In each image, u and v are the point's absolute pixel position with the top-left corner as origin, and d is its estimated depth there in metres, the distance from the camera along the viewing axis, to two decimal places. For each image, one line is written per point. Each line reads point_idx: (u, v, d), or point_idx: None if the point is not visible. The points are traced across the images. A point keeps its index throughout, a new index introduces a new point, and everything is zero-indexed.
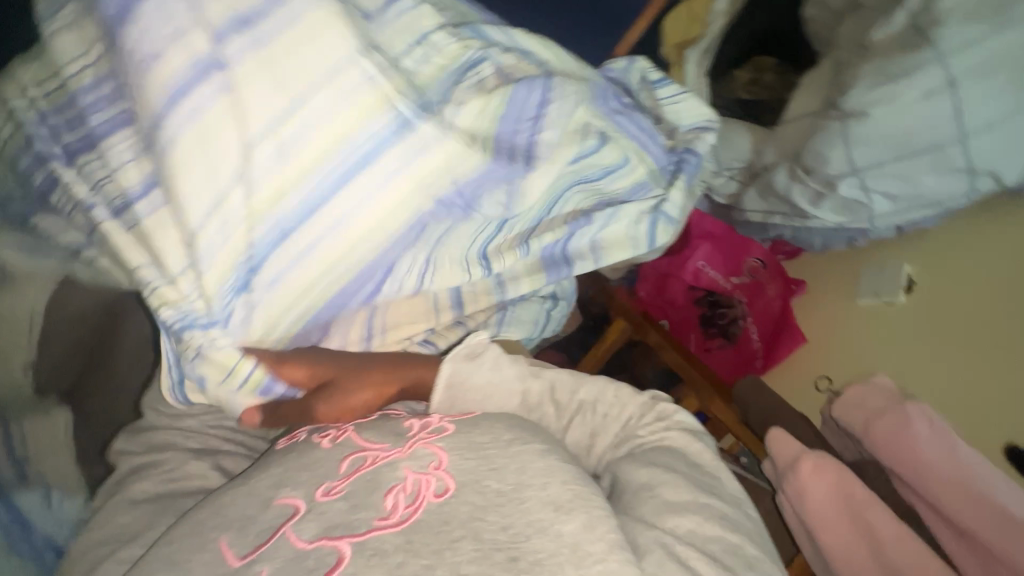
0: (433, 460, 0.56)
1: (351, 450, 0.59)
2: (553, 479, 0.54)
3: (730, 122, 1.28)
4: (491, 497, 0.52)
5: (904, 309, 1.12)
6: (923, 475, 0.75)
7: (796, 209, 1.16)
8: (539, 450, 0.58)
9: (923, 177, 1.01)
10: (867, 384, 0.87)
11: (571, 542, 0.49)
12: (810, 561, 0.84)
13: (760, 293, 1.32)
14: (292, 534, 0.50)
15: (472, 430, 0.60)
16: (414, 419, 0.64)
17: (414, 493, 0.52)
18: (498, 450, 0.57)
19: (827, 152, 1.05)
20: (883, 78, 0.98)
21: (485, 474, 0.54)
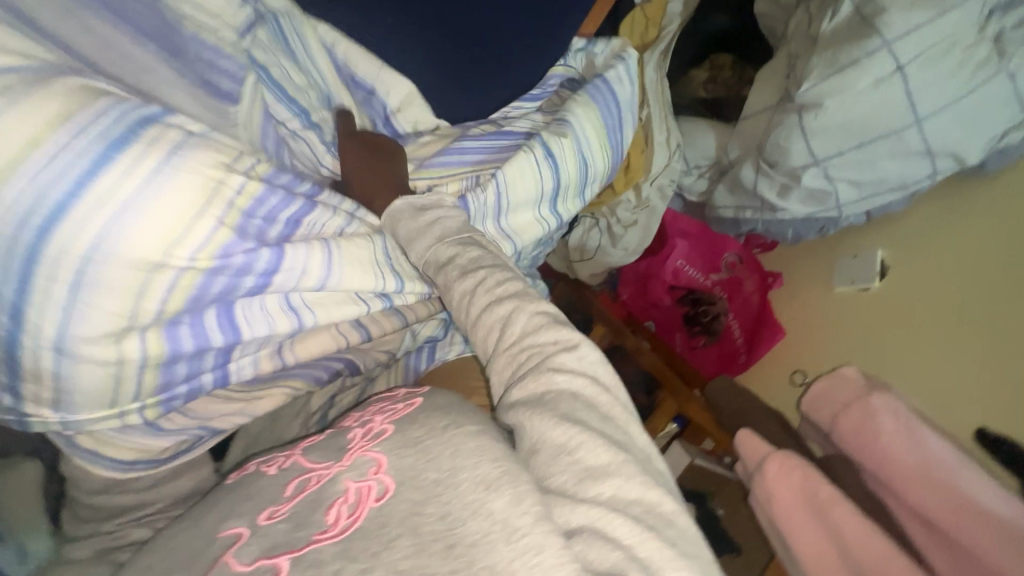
0: (372, 465, 0.49)
1: (294, 474, 0.52)
2: (484, 457, 0.47)
3: (693, 121, 1.30)
4: (428, 488, 0.46)
5: (876, 298, 1.12)
6: (888, 469, 0.76)
7: (765, 203, 1.16)
8: (474, 430, 0.50)
9: (884, 162, 1.01)
10: (836, 378, 0.88)
11: (503, 518, 0.43)
12: (784, 564, 0.82)
13: (738, 289, 1.32)
14: (230, 560, 0.44)
15: (411, 424, 0.53)
16: (359, 426, 0.57)
17: (356, 502, 0.47)
18: (435, 438, 0.50)
19: (788, 143, 1.05)
20: (834, 68, 0.98)
21: (421, 467, 0.48)
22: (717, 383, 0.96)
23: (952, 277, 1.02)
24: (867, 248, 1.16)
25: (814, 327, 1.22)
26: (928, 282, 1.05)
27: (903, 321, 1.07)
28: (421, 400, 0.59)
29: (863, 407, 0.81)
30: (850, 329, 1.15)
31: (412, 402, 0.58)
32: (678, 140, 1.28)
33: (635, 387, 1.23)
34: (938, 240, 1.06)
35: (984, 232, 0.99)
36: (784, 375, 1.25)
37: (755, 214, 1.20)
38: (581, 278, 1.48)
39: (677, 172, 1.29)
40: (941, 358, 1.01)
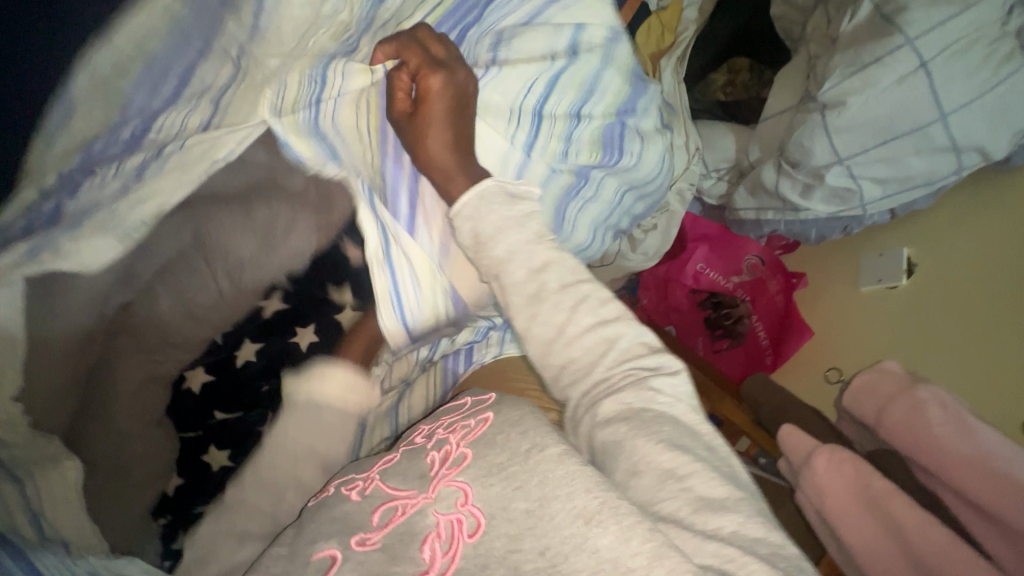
0: (459, 496, 0.54)
1: (380, 501, 0.58)
2: (576, 487, 0.51)
3: (711, 125, 1.30)
4: (521, 519, 0.50)
5: (907, 294, 1.11)
6: (942, 457, 0.73)
7: (787, 204, 1.16)
8: (559, 455, 0.54)
9: (908, 159, 1.01)
10: (878, 371, 0.86)
11: (610, 557, 0.46)
12: (838, 559, 0.82)
13: (762, 291, 1.31)
14: None
15: (491, 450, 0.58)
16: (435, 449, 0.62)
17: (448, 538, 0.52)
18: (519, 465, 0.54)
19: (810, 144, 1.05)
20: (856, 66, 0.99)
21: (511, 498, 0.52)
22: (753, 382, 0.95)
23: (985, 270, 1.01)
24: (893, 246, 1.16)
25: (843, 325, 1.20)
26: (960, 277, 1.04)
27: (936, 317, 1.06)
28: (491, 416, 0.63)
29: (910, 399, 0.79)
30: (882, 326, 1.13)
31: (484, 420, 0.63)
32: (698, 143, 1.28)
33: None
34: (967, 235, 1.05)
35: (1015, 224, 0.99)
36: (816, 375, 1.23)
37: (777, 214, 1.20)
38: (601, 284, 1.48)
39: (697, 175, 1.30)
40: (981, 351, 0.99)
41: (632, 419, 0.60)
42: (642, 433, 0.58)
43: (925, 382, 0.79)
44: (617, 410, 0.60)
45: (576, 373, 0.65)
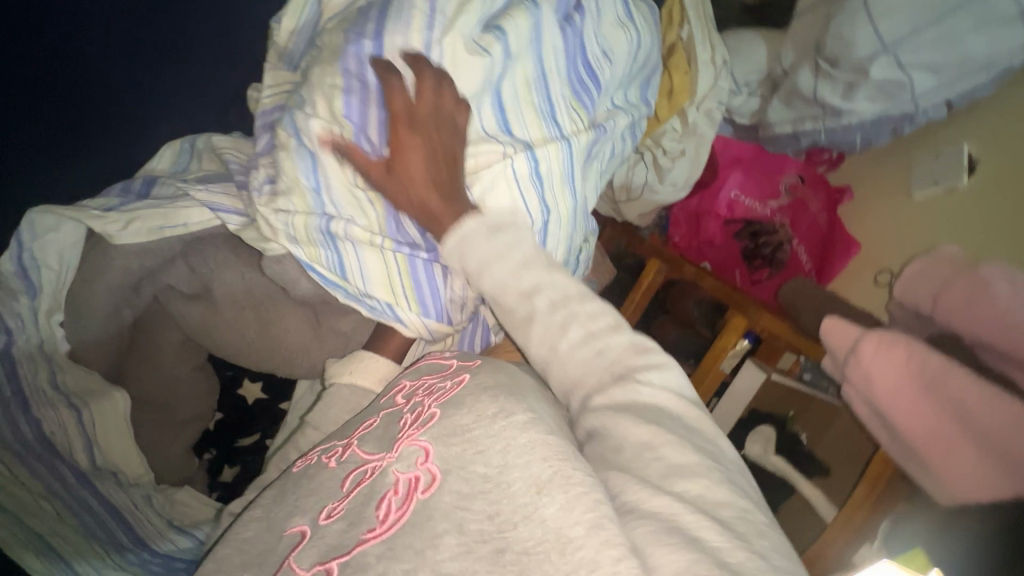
0: (418, 455, 0.49)
1: (352, 468, 0.53)
2: (533, 457, 0.45)
3: (739, 34, 1.21)
4: (476, 483, 0.45)
5: (966, 186, 1.00)
6: (1011, 333, 0.66)
7: (827, 109, 1.07)
8: (524, 423, 0.48)
9: (966, 37, 0.90)
10: (928, 258, 0.79)
11: (554, 528, 0.40)
12: (889, 448, 0.78)
13: (803, 211, 1.23)
14: (295, 564, 0.46)
15: (458, 411, 0.52)
16: (410, 412, 0.57)
17: (403, 495, 0.47)
18: (480, 428, 0.49)
19: (850, 33, 0.97)
20: None
21: (470, 458, 0.47)
22: (793, 292, 0.90)
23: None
24: (950, 137, 1.05)
25: (896, 228, 1.12)
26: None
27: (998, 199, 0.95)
28: (468, 378, 0.57)
29: (969, 276, 0.72)
30: (943, 222, 1.03)
31: (459, 380, 0.57)
32: (724, 57, 1.20)
33: (698, 320, 1.17)
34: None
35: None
36: (867, 285, 1.15)
37: (816, 124, 1.11)
38: (630, 222, 1.42)
39: (725, 92, 1.21)
40: None
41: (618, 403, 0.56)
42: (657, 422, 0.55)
43: (988, 260, 0.72)
44: (601, 399, 0.57)
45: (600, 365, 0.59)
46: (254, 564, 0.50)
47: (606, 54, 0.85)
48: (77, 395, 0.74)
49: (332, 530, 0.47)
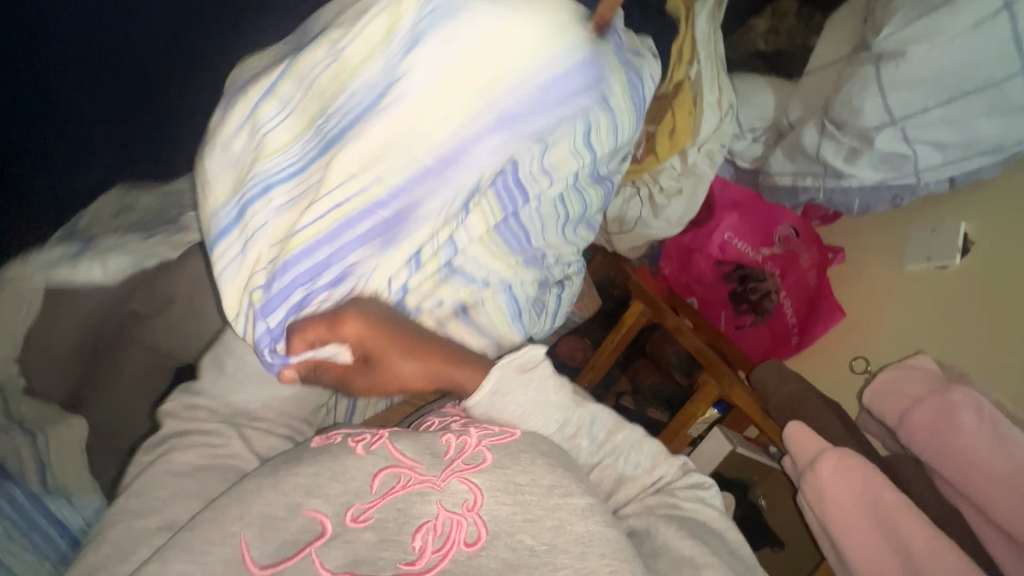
0: (467, 500, 0.57)
1: (382, 466, 0.59)
2: (589, 550, 0.56)
3: (749, 78, 1.17)
4: (523, 555, 0.54)
5: (953, 281, 1.00)
6: (970, 473, 0.66)
7: (828, 170, 1.03)
8: (584, 512, 0.59)
9: (977, 121, 0.88)
10: (910, 367, 0.78)
11: None
12: (832, 561, 0.79)
13: (793, 265, 1.19)
14: (317, 557, 0.52)
15: (512, 466, 0.61)
16: (452, 433, 0.64)
17: (444, 535, 0.55)
18: (537, 498, 0.58)
19: (861, 102, 0.92)
20: (922, 11, 0.85)
21: (518, 526, 0.56)
22: (772, 370, 0.87)
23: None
24: (948, 219, 1.02)
25: (876, 308, 1.10)
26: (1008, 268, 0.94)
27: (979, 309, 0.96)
28: (517, 433, 0.66)
29: (940, 401, 0.71)
30: (923, 313, 1.03)
31: (510, 432, 0.66)
32: (731, 100, 1.16)
33: (674, 367, 1.18)
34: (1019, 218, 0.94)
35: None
36: (840, 363, 1.14)
37: (816, 182, 1.07)
38: (619, 252, 1.39)
39: (729, 136, 1.18)
40: None
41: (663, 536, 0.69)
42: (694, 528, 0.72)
43: (963, 385, 0.71)
44: (636, 504, 0.74)
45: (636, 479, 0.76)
46: (254, 526, 0.54)
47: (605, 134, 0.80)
48: (32, 421, 0.75)
49: (362, 538, 0.54)
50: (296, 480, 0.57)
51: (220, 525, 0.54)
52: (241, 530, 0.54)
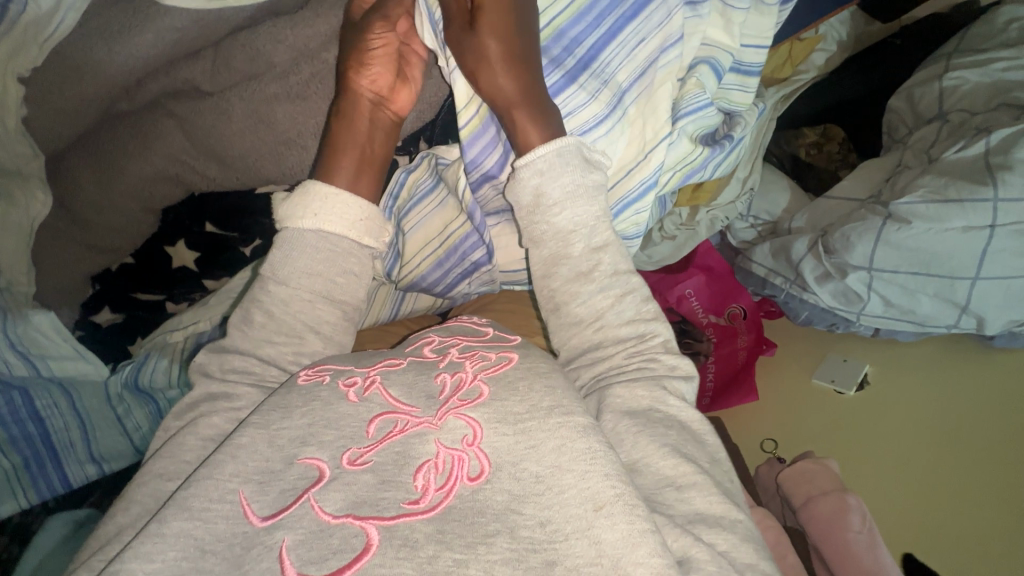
0: (466, 434, 0.43)
1: (380, 411, 0.45)
2: (595, 469, 0.40)
3: (774, 176, 1.28)
4: (528, 483, 0.40)
5: (853, 403, 1.12)
6: (847, 565, 0.70)
7: (798, 279, 1.16)
8: (589, 454, 0.41)
9: (921, 297, 1.06)
10: (814, 461, 0.81)
11: (612, 554, 0.37)
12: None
13: (730, 339, 1.21)
14: (316, 504, 0.39)
15: (509, 395, 0.46)
16: (448, 371, 0.48)
17: (445, 472, 0.41)
18: (538, 422, 0.43)
19: (856, 241, 1.06)
20: (940, 195, 0.99)
21: (522, 454, 0.42)
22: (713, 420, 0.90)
23: (978, 421, 1.04)
24: (858, 357, 1.18)
25: (789, 403, 1.17)
26: (953, 419, 1.05)
27: (905, 445, 1.05)
28: (515, 359, 0.50)
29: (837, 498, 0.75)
30: (830, 425, 1.11)
31: (507, 357, 0.50)
32: (753, 184, 1.20)
33: None
34: (959, 380, 1.10)
35: (997, 387, 1.07)
36: (753, 438, 1.15)
37: (784, 284, 1.19)
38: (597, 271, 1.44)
39: (736, 212, 1.22)
40: (915, 486, 1.01)
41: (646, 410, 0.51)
42: (645, 430, 0.49)
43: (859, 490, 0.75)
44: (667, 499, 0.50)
45: (595, 319, 0.56)
46: (251, 480, 0.41)
47: (730, 115, 0.80)
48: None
49: (362, 480, 0.41)
50: (290, 431, 0.44)
51: (212, 477, 0.41)
52: (239, 487, 0.41)
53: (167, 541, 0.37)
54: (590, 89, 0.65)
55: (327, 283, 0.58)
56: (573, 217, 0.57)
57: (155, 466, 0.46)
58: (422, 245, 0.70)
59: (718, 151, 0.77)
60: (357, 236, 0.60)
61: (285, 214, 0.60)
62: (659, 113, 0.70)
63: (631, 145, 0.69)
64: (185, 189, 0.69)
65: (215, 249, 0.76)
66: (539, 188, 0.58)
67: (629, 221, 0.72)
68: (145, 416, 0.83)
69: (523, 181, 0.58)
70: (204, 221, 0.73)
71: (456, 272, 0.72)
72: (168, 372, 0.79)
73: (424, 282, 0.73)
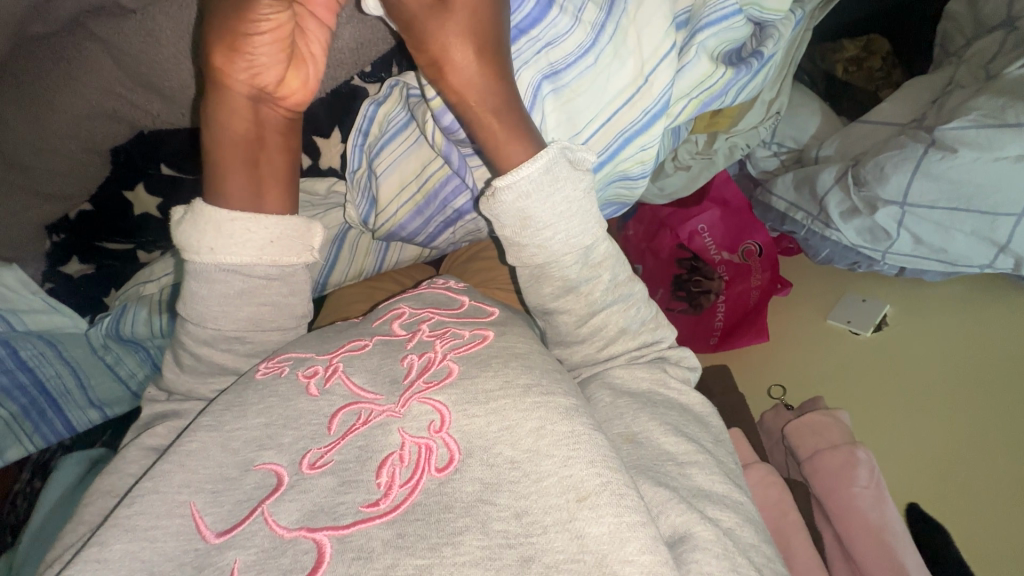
0: (433, 421, 0.42)
1: (343, 404, 0.45)
2: (577, 455, 0.40)
3: (803, 97, 1.14)
4: (502, 472, 0.39)
5: (868, 345, 1.07)
6: (846, 519, 0.68)
7: (822, 214, 1.06)
8: (571, 441, 0.40)
9: (957, 234, 0.97)
10: (825, 413, 0.77)
11: (595, 550, 0.36)
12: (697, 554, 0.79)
13: (743, 278, 1.14)
14: (269, 515, 0.39)
15: (481, 373, 0.45)
16: (415, 353, 0.48)
17: (411, 465, 0.40)
18: (511, 401, 0.42)
19: (890, 173, 0.96)
20: (996, 120, 0.87)
21: (496, 438, 0.41)
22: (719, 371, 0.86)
23: (1011, 370, 0.98)
24: (877, 297, 1.11)
25: (801, 345, 1.11)
26: (979, 366, 0.99)
27: (919, 389, 1.00)
28: (491, 335, 0.49)
29: (846, 452, 0.72)
30: (841, 368, 1.06)
31: (483, 335, 0.49)
32: (779, 108, 1.07)
33: None
34: (992, 327, 1.03)
35: None
36: (760, 383, 1.11)
37: (805, 220, 1.10)
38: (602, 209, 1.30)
39: (759, 138, 1.09)
40: (928, 430, 0.96)
41: (636, 393, 0.50)
42: (645, 408, 0.48)
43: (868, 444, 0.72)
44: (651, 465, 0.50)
45: (601, 339, 0.53)
46: (202, 491, 0.42)
47: (761, 29, 0.69)
48: None
49: (319, 484, 0.40)
50: (245, 433, 0.44)
51: (159, 492, 0.41)
52: (191, 499, 0.41)
53: (108, 565, 0.38)
54: (572, 10, 0.56)
55: (261, 311, 0.55)
56: (565, 240, 0.49)
57: (103, 484, 0.48)
58: (393, 189, 0.63)
59: (743, 73, 0.67)
60: (272, 258, 0.54)
61: (184, 239, 0.53)
62: (660, 21, 0.58)
63: (633, 68, 0.59)
64: (131, 127, 0.62)
65: (178, 194, 0.70)
66: (524, 207, 0.48)
67: (630, 159, 0.64)
68: (138, 362, 0.81)
69: (505, 203, 0.48)
70: (158, 162, 0.67)
71: (438, 221, 0.65)
72: (149, 323, 0.76)
73: (402, 232, 0.67)
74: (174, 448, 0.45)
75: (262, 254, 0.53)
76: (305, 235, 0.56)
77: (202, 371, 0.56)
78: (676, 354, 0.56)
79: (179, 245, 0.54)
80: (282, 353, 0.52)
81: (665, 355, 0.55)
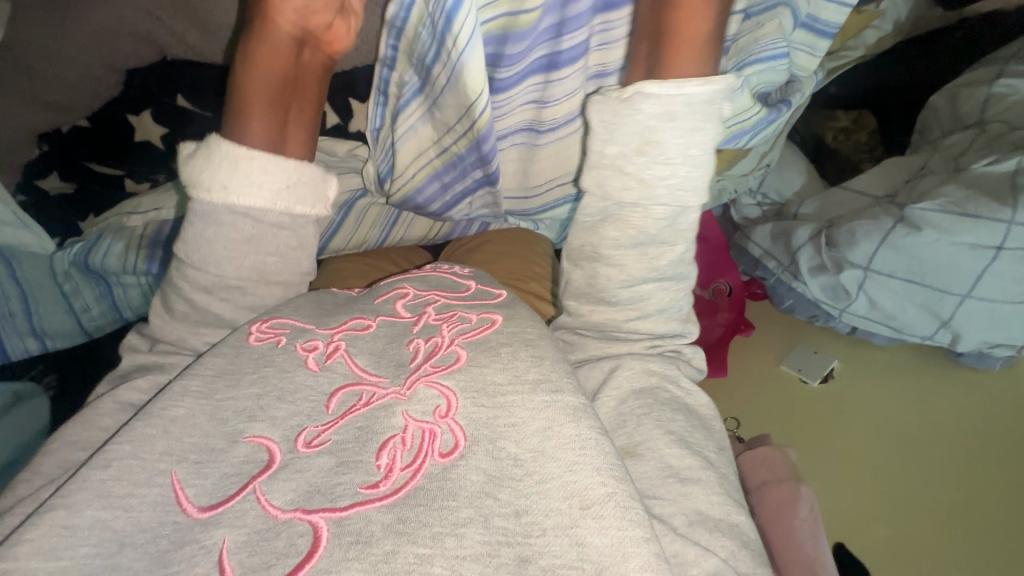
0: (438, 406, 0.42)
1: (343, 383, 0.44)
2: (583, 459, 0.40)
3: (792, 156, 1.23)
4: (505, 466, 0.39)
5: (814, 393, 1.15)
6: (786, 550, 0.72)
7: (792, 266, 1.13)
8: (574, 441, 0.40)
9: (907, 305, 1.05)
10: (774, 448, 0.82)
11: (595, 559, 0.36)
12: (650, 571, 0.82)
13: (710, 314, 1.19)
14: (262, 495, 0.38)
15: (489, 364, 0.45)
16: (422, 337, 0.48)
17: (414, 450, 0.40)
18: (519, 398, 0.43)
19: (861, 238, 1.04)
20: (959, 208, 0.97)
21: (500, 432, 0.41)
22: None
23: (938, 430, 1.08)
24: (828, 350, 1.19)
25: (755, 384, 1.18)
26: (908, 426, 1.09)
27: (853, 439, 1.08)
28: (499, 321, 0.49)
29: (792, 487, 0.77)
30: (788, 411, 1.13)
31: (490, 321, 0.49)
32: (769, 162, 1.14)
33: None
34: (922, 392, 1.13)
35: (955, 404, 1.11)
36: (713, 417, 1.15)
37: (776, 269, 1.17)
38: None
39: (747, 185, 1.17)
40: (858, 479, 1.04)
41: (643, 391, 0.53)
42: (649, 414, 0.51)
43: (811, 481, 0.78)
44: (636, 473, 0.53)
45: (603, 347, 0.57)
46: (187, 461, 0.40)
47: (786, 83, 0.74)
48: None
49: (316, 464, 0.40)
50: (234, 404, 0.43)
51: (139, 458, 0.39)
52: (172, 469, 0.39)
53: (77, 536, 0.35)
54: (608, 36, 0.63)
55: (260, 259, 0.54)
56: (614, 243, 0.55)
57: (67, 432, 0.47)
58: (411, 149, 0.67)
59: (772, 116, 0.72)
60: (286, 207, 0.55)
61: (195, 175, 0.53)
62: None
63: None
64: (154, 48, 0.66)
65: (185, 125, 0.71)
66: (650, 127, 0.52)
67: None
68: (96, 297, 0.76)
69: (639, 114, 0.52)
70: (176, 92, 0.69)
71: (457, 191, 0.70)
72: (122, 257, 0.72)
73: (418, 198, 0.71)
74: (151, 410, 0.42)
75: (277, 202, 0.54)
76: (320, 189, 0.57)
77: (195, 320, 0.55)
78: (689, 351, 0.59)
79: (189, 181, 0.54)
80: (278, 318, 0.50)
81: (680, 353, 0.58)
